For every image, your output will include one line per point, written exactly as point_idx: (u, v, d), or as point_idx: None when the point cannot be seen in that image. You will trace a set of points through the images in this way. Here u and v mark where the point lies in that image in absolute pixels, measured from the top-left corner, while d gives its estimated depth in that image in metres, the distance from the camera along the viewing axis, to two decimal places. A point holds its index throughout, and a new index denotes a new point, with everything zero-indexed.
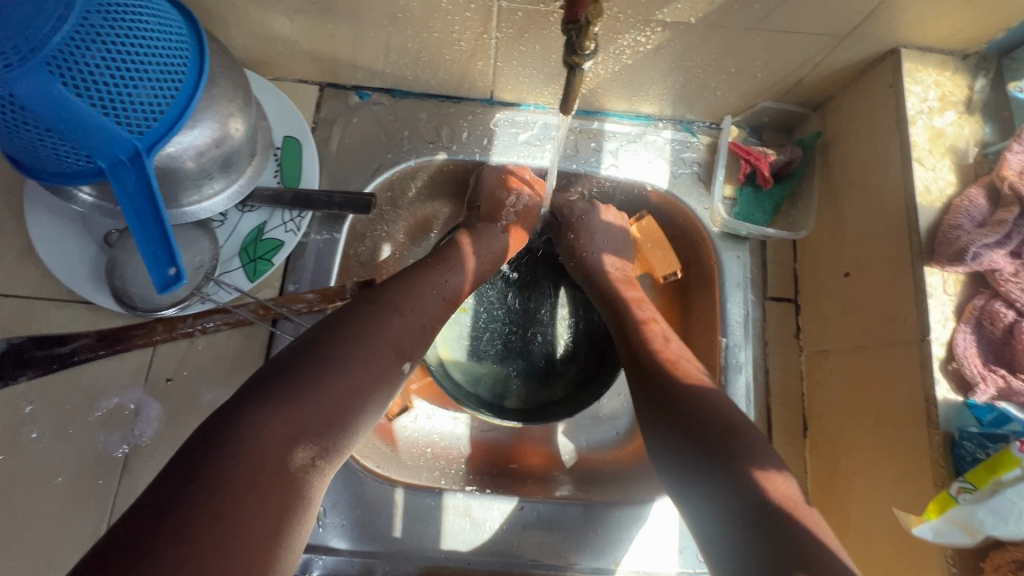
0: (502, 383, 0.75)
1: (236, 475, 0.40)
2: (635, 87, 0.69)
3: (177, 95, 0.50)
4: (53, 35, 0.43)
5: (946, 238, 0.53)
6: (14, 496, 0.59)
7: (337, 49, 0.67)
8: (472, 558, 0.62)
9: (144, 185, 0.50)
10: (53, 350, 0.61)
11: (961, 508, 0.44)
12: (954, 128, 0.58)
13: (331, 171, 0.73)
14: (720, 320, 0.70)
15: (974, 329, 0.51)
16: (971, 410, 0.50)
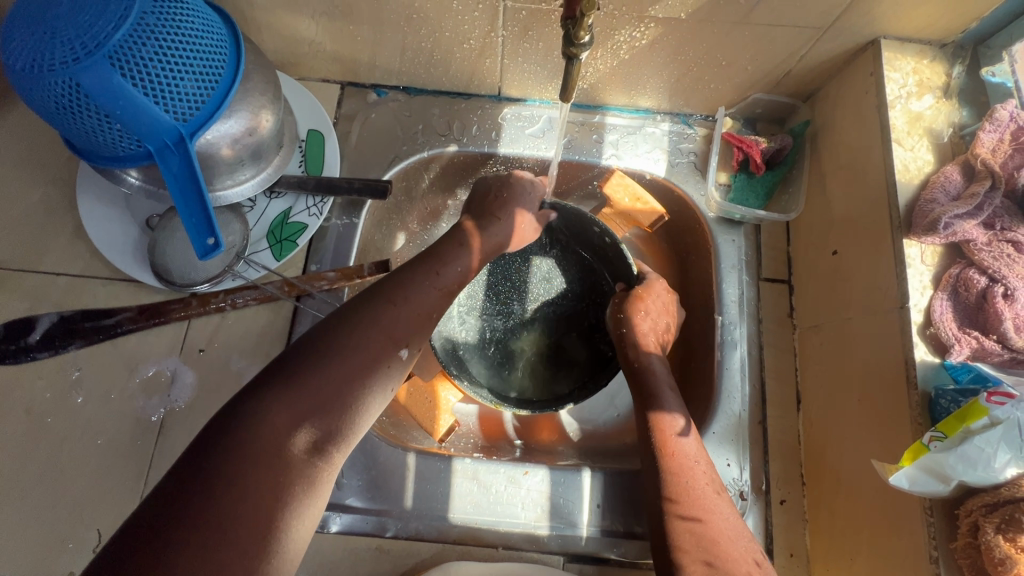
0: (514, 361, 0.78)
1: (245, 452, 0.42)
2: (633, 81, 0.73)
3: (216, 87, 0.57)
4: (114, 33, 0.50)
5: (922, 211, 0.56)
6: (63, 453, 0.65)
7: (357, 49, 0.73)
8: (480, 519, 0.66)
9: (187, 167, 0.56)
10: (100, 322, 0.68)
11: (933, 454, 0.47)
12: (931, 111, 0.62)
13: (351, 162, 0.79)
14: (716, 299, 0.73)
15: (950, 296, 0.54)
16: (948, 370, 0.53)
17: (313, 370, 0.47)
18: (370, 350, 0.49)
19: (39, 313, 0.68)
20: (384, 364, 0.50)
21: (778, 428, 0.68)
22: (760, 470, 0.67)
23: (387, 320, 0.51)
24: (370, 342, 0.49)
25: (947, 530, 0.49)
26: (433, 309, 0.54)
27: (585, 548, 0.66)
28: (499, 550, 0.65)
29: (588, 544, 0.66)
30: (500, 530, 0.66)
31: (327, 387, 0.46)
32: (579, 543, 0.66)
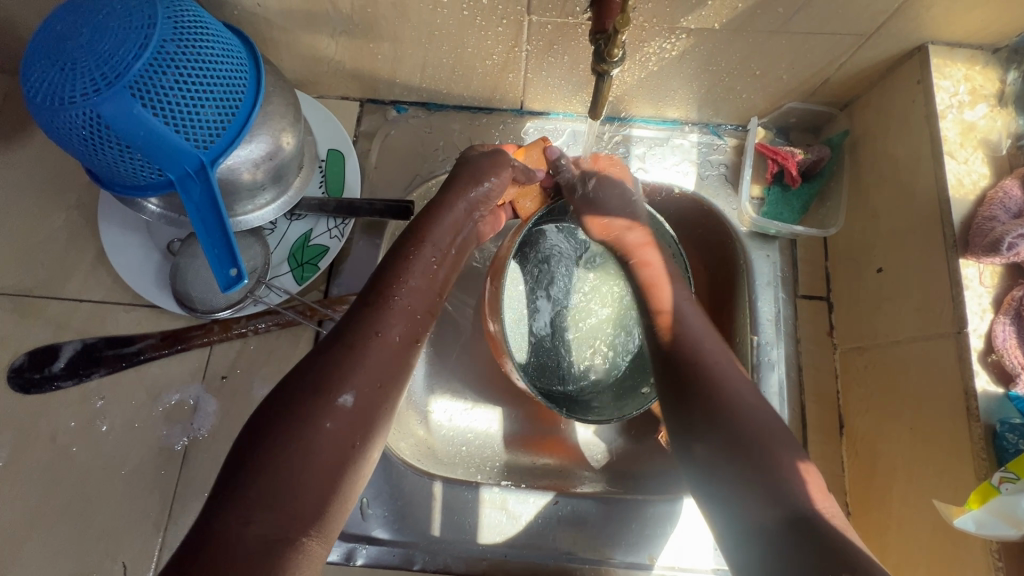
0: (596, 343, 0.69)
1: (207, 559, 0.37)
2: (662, 93, 0.71)
3: (237, 113, 0.55)
4: (135, 62, 0.49)
5: (981, 229, 0.53)
6: (87, 483, 0.64)
7: (378, 67, 0.71)
8: (511, 551, 0.64)
9: (209, 196, 0.54)
10: (122, 350, 0.67)
11: (1004, 497, 0.45)
12: (985, 121, 0.58)
13: (372, 181, 0.77)
14: (753, 318, 0.69)
15: (1013, 320, 0.51)
16: (1013, 403, 0.49)
17: (259, 452, 0.42)
18: (312, 412, 0.44)
19: (62, 342, 0.67)
20: (327, 421, 0.44)
21: (820, 454, 0.65)
22: None
23: (332, 375, 0.46)
24: (311, 404, 0.44)
25: None
26: (377, 332, 0.49)
27: None
28: None
29: None
30: (531, 561, 0.64)
31: (281, 467, 0.41)
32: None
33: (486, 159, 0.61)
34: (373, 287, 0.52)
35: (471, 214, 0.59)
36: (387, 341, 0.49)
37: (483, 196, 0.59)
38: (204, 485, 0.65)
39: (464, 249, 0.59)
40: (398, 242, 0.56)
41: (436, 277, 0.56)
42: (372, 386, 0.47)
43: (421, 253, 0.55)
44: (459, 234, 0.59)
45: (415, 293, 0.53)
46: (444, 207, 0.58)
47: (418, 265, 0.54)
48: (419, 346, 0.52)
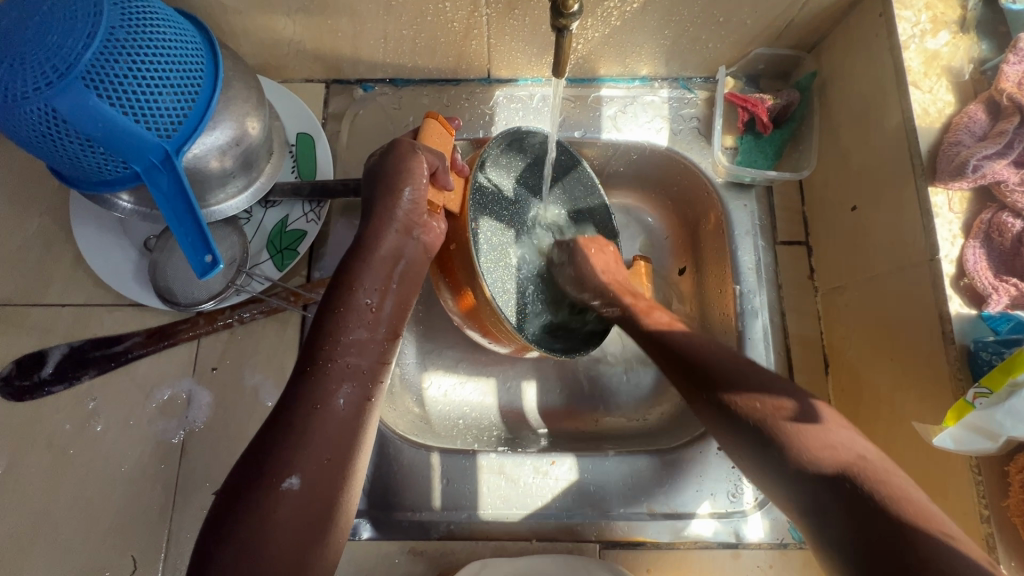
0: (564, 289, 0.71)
1: None
2: (628, 49, 0.70)
3: (197, 99, 0.55)
4: (84, 51, 0.48)
5: (947, 154, 0.53)
6: (88, 484, 0.65)
7: (339, 45, 0.71)
8: (510, 514, 0.65)
9: (177, 185, 0.54)
10: (110, 350, 0.67)
11: (979, 412, 0.46)
12: (949, 48, 0.58)
13: (344, 162, 0.76)
14: (732, 268, 0.70)
15: (983, 243, 0.52)
16: (986, 322, 0.50)
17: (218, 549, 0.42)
18: (261, 501, 0.43)
19: (48, 347, 0.67)
20: (277, 508, 0.44)
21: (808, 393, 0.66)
22: None
23: (274, 457, 0.45)
24: (257, 489, 0.44)
25: (999, 488, 0.47)
26: (317, 401, 0.49)
27: (620, 533, 0.65)
28: (533, 542, 0.64)
29: (623, 529, 0.65)
30: (533, 523, 0.65)
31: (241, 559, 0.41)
32: (613, 529, 0.65)
33: (392, 161, 0.57)
34: (312, 350, 0.52)
35: (406, 233, 0.57)
36: (329, 409, 0.49)
37: (406, 204, 0.56)
38: (205, 475, 0.65)
39: (407, 275, 0.58)
40: (333, 292, 0.55)
41: (374, 323, 0.55)
42: (320, 461, 0.47)
43: (354, 305, 0.54)
44: (396, 264, 0.57)
45: (356, 349, 0.53)
46: (378, 243, 0.57)
47: (352, 318, 0.54)
48: (371, 403, 0.52)
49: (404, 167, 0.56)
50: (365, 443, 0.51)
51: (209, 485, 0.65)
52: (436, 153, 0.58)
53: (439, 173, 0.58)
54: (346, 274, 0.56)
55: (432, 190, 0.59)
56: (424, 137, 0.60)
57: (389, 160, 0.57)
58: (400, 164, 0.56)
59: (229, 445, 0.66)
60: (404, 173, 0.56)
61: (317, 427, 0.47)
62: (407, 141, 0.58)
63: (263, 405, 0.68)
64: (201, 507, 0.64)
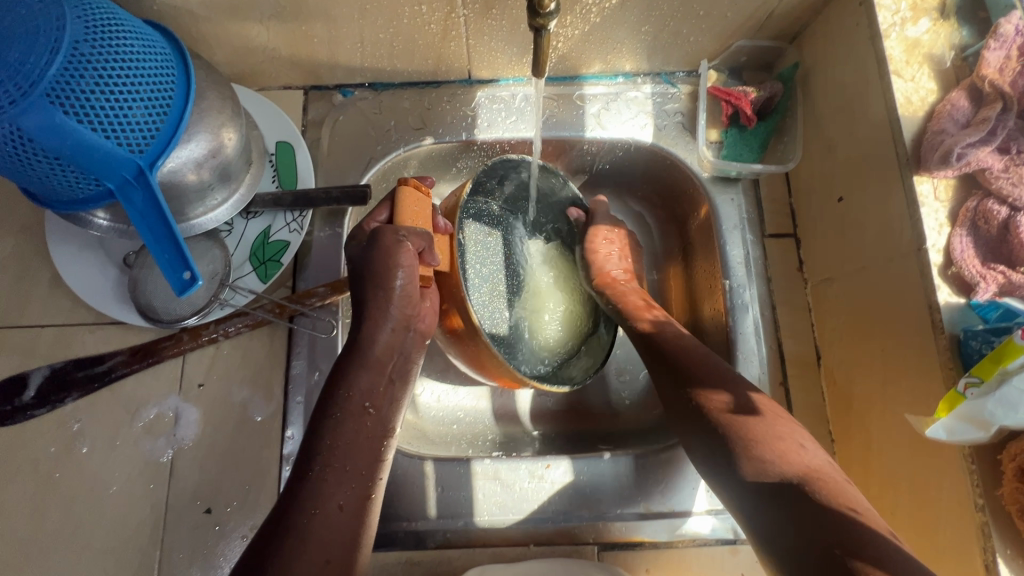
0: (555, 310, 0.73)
1: None
2: (608, 45, 0.69)
3: (169, 112, 0.53)
4: (48, 67, 0.46)
5: (931, 143, 0.53)
6: (76, 508, 0.63)
7: (315, 50, 0.69)
8: (508, 520, 0.65)
9: (152, 201, 0.52)
10: (93, 370, 0.66)
11: (970, 403, 0.46)
12: (929, 35, 0.58)
13: (326, 170, 0.75)
14: (721, 263, 0.70)
15: (970, 231, 0.51)
16: (975, 310, 0.50)
17: None
18: None
19: (29, 369, 0.66)
20: None
21: (800, 386, 0.66)
22: None
23: (272, 562, 0.42)
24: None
25: (992, 476, 0.47)
26: (315, 508, 0.46)
27: (619, 534, 0.64)
28: (531, 547, 0.64)
29: (622, 529, 0.64)
30: (530, 527, 0.65)
31: None
32: (611, 530, 0.64)
33: (378, 255, 0.53)
34: (308, 454, 0.49)
35: (404, 327, 0.56)
36: (329, 515, 0.46)
37: (399, 296, 0.54)
38: (196, 493, 0.64)
39: (406, 368, 0.57)
40: (330, 396, 0.52)
41: (373, 421, 0.53)
42: (320, 564, 0.44)
43: (353, 408, 0.52)
44: (396, 353, 0.56)
45: (358, 450, 0.51)
46: (374, 338, 0.55)
47: (351, 422, 0.51)
48: (370, 503, 0.50)
49: (392, 261, 0.53)
50: (365, 542, 0.48)
51: (200, 503, 0.64)
52: (421, 234, 0.55)
53: (426, 252, 0.56)
54: (343, 373, 0.54)
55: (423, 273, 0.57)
56: (402, 210, 0.56)
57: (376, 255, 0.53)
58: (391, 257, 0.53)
59: (219, 461, 0.65)
60: (395, 269, 0.53)
61: (314, 533, 0.44)
62: (389, 230, 0.53)
63: (254, 420, 0.67)
64: (192, 526, 0.63)
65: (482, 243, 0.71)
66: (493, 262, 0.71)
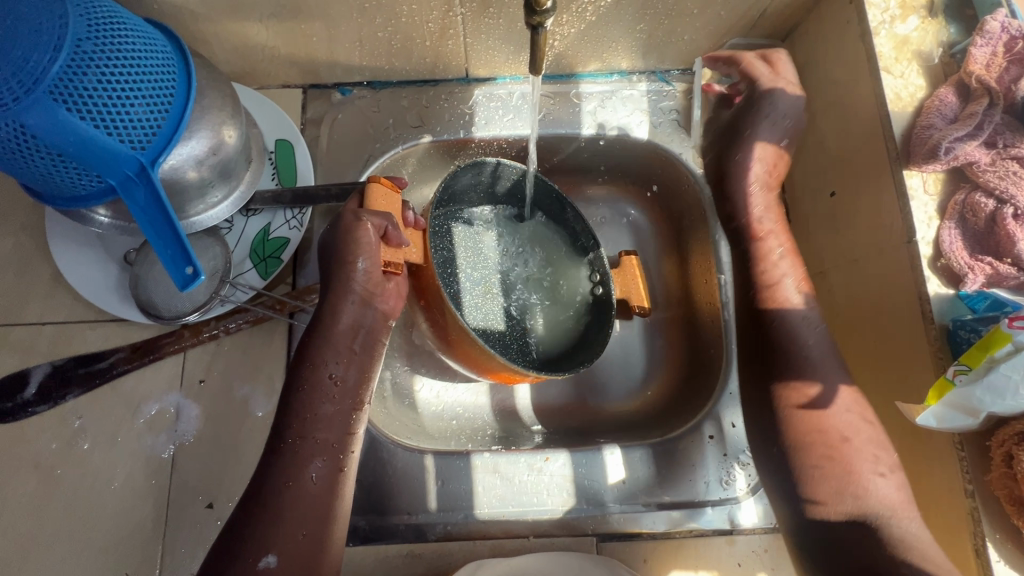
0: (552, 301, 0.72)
1: None
2: (604, 44, 0.71)
3: (171, 109, 0.54)
4: (51, 65, 0.47)
5: (920, 138, 0.54)
6: (78, 504, 0.64)
7: (314, 49, 0.70)
8: (507, 512, 0.65)
9: (154, 198, 0.53)
10: (94, 366, 0.66)
11: (958, 390, 0.47)
12: (918, 33, 0.59)
13: (325, 167, 0.75)
14: (716, 258, 0.71)
15: (958, 223, 0.53)
16: (964, 301, 0.51)
17: None
18: None
19: (30, 366, 0.66)
20: None
21: None
22: None
23: (249, 540, 0.46)
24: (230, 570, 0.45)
25: (980, 463, 0.48)
26: (289, 481, 0.49)
27: (616, 525, 0.65)
28: (531, 539, 0.65)
29: (618, 520, 0.65)
30: (529, 519, 0.65)
31: None
32: (609, 522, 0.65)
33: (340, 234, 0.56)
34: (281, 428, 0.51)
35: (364, 302, 0.57)
36: (302, 487, 0.49)
37: (360, 275, 0.56)
38: (197, 488, 0.65)
39: (371, 342, 0.58)
40: (297, 369, 0.54)
41: (341, 394, 0.54)
42: (296, 538, 0.47)
43: (319, 380, 0.53)
44: (359, 328, 0.56)
45: (327, 423, 0.52)
46: (337, 314, 0.55)
47: (319, 396, 0.53)
48: (345, 474, 0.52)
49: (351, 238, 0.56)
50: (341, 509, 0.51)
51: (201, 497, 0.65)
52: (382, 214, 0.57)
53: (390, 233, 0.58)
54: (308, 348, 0.55)
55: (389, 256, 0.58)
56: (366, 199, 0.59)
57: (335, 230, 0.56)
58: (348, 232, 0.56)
59: (221, 457, 0.66)
60: (353, 246, 0.55)
61: (290, 509, 0.48)
62: (351, 212, 0.57)
63: (254, 415, 0.67)
64: (194, 521, 0.64)
65: (470, 245, 0.72)
66: (485, 262, 0.72)
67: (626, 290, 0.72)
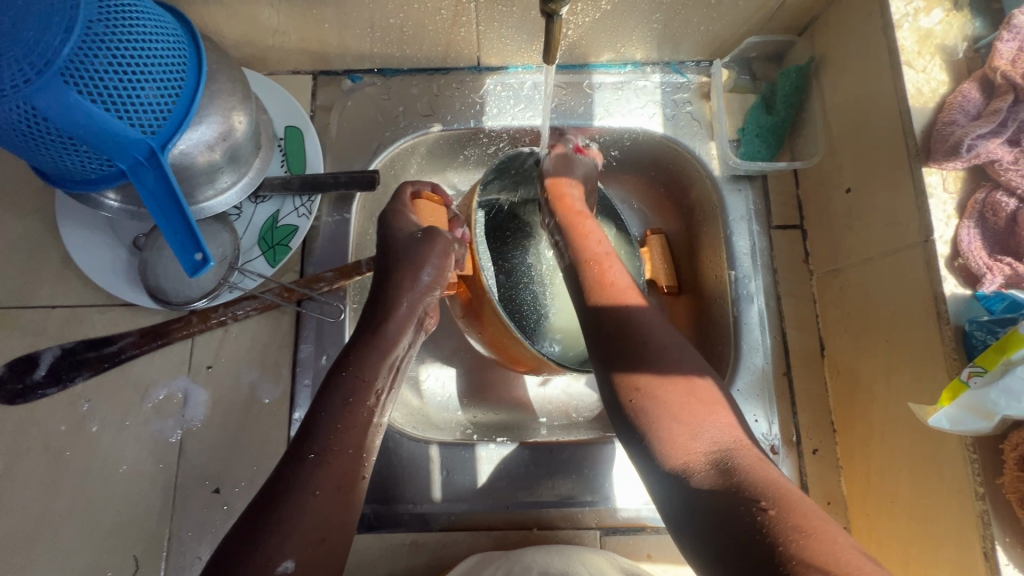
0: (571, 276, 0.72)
1: None
2: (619, 33, 0.69)
3: (181, 93, 0.54)
4: (62, 47, 0.46)
5: (942, 134, 0.53)
6: (87, 485, 0.64)
7: (325, 35, 0.69)
8: (510, 503, 0.66)
9: (164, 183, 0.53)
10: (103, 351, 0.66)
11: (973, 391, 0.46)
12: (942, 26, 0.57)
13: (334, 155, 0.75)
14: (727, 253, 0.70)
15: (978, 223, 0.52)
16: (981, 302, 0.51)
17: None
18: None
19: (40, 349, 0.66)
20: None
21: (803, 376, 0.66)
22: (788, 422, 0.65)
23: (262, 546, 0.42)
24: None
25: (993, 465, 0.48)
26: (317, 490, 0.45)
27: (620, 519, 0.65)
28: (534, 530, 0.65)
29: (623, 515, 0.65)
30: (533, 512, 0.65)
31: None
32: (614, 517, 0.65)
33: (424, 245, 0.59)
34: (308, 426, 0.49)
35: (417, 324, 0.59)
36: (326, 495, 0.46)
37: (424, 291, 0.59)
38: (204, 472, 0.65)
39: (405, 360, 0.58)
40: (340, 380, 0.52)
41: (378, 407, 0.53)
42: (315, 542, 0.44)
43: (361, 389, 0.52)
44: (406, 347, 0.58)
45: (363, 429, 0.51)
46: (389, 320, 0.57)
47: (354, 404, 0.51)
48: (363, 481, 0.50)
49: (432, 258, 0.59)
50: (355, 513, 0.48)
51: (208, 482, 0.65)
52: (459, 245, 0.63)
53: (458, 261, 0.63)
54: (353, 355, 0.54)
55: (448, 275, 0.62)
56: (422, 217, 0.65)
57: (421, 239, 0.59)
58: (435, 249, 0.59)
59: (227, 442, 0.66)
60: (430, 265, 0.59)
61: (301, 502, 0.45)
62: (443, 238, 0.60)
63: (261, 402, 0.67)
64: (201, 505, 0.64)
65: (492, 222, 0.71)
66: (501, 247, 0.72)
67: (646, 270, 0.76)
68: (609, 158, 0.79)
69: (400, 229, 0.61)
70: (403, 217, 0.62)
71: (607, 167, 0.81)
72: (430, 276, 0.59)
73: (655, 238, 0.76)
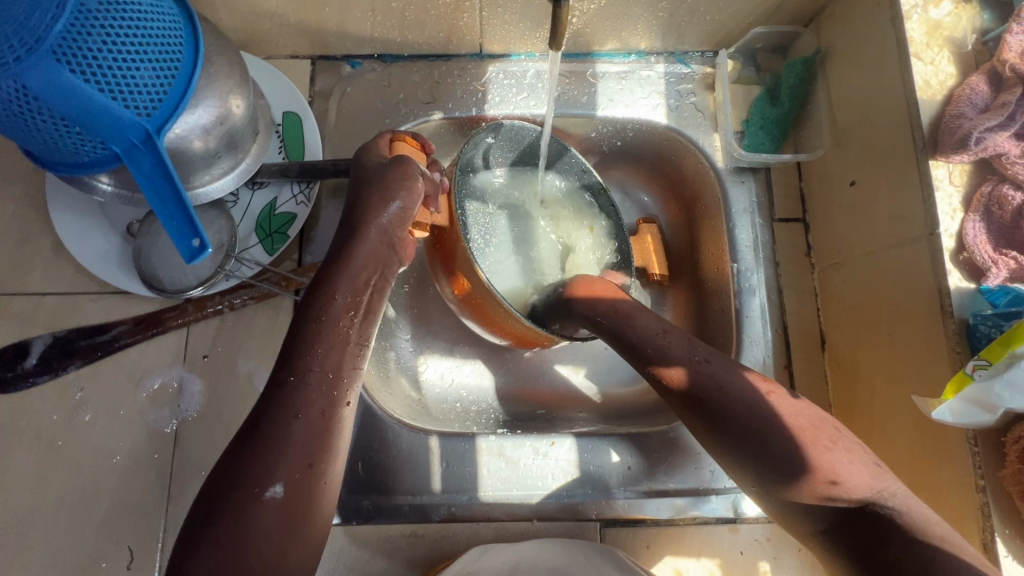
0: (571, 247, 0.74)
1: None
2: (624, 21, 0.68)
3: (177, 74, 0.52)
4: (54, 24, 0.45)
5: (949, 127, 0.53)
6: (80, 476, 0.63)
7: (324, 18, 0.68)
8: (510, 493, 0.65)
9: (159, 167, 0.51)
10: (96, 339, 0.65)
11: (978, 384, 0.46)
12: (951, 18, 0.57)
13: (333, 142, 0.74)
14: (730, 246, 0.70)
15: (983, 216, 0.52)
16: (985, 295, 0.51)
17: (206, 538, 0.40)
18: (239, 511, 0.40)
19: (31, 337, 0.65)
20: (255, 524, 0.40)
21: (804, 370, 0.66)
22: None
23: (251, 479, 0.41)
24: (233, 506, 0.41)
25: (994, 458, 0.48)
26: (298, 413, 0.45)
27: (621, 512, 0.65)
28: (535, 523, 0.65)
29: (623, 506, 0.65)
30: (533, 502, 0.65)
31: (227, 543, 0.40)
32: (614, 509, 0.65)
33: (394, 168, 0.57)
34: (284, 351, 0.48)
35: (387, 243, 0.55)
36: (310, 419, 0.45)
37: (395, 218, 0.55)
38: (200, 463, 0.64)
39: (383, 286, 0.55)
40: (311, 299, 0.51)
41: (356, 332, 0.51)
42: (303, 469, 0.43)
43: (335, 312, 0.50)
44: (378, 268, 0.54)
45: (340, 352, 0.49)
46: (356, 241, 0.54)
47: (328, 328, 0.49)
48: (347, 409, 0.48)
49: (400, 181, 0.56)
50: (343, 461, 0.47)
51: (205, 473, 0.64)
52: (431, 180, 0.60)
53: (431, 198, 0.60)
54: (323, 278, 0.52)
55: (420, 214, 0.59)
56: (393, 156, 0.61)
57: (389, 164, 0.57)
58: (405, 172, 0.57)
59: (224, 433, 0.65)
60: (398, 188, 0.55)
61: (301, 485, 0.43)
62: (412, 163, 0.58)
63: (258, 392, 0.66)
64: None
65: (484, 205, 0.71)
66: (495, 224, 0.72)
67: (644, 260, 0.76)
68: (612, 148, 0.78)
69: (371, 159, 0.59)
70: (374, 152, 0.60)
71: (611, 157, 0.80)
72: (399, 198, 0.55)
73: (647, 227, 0.77)
